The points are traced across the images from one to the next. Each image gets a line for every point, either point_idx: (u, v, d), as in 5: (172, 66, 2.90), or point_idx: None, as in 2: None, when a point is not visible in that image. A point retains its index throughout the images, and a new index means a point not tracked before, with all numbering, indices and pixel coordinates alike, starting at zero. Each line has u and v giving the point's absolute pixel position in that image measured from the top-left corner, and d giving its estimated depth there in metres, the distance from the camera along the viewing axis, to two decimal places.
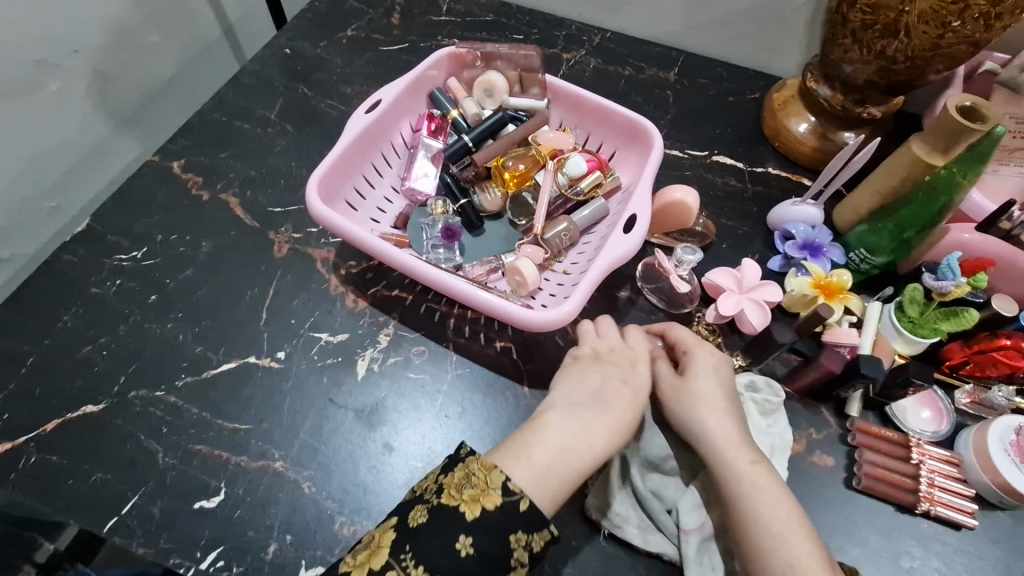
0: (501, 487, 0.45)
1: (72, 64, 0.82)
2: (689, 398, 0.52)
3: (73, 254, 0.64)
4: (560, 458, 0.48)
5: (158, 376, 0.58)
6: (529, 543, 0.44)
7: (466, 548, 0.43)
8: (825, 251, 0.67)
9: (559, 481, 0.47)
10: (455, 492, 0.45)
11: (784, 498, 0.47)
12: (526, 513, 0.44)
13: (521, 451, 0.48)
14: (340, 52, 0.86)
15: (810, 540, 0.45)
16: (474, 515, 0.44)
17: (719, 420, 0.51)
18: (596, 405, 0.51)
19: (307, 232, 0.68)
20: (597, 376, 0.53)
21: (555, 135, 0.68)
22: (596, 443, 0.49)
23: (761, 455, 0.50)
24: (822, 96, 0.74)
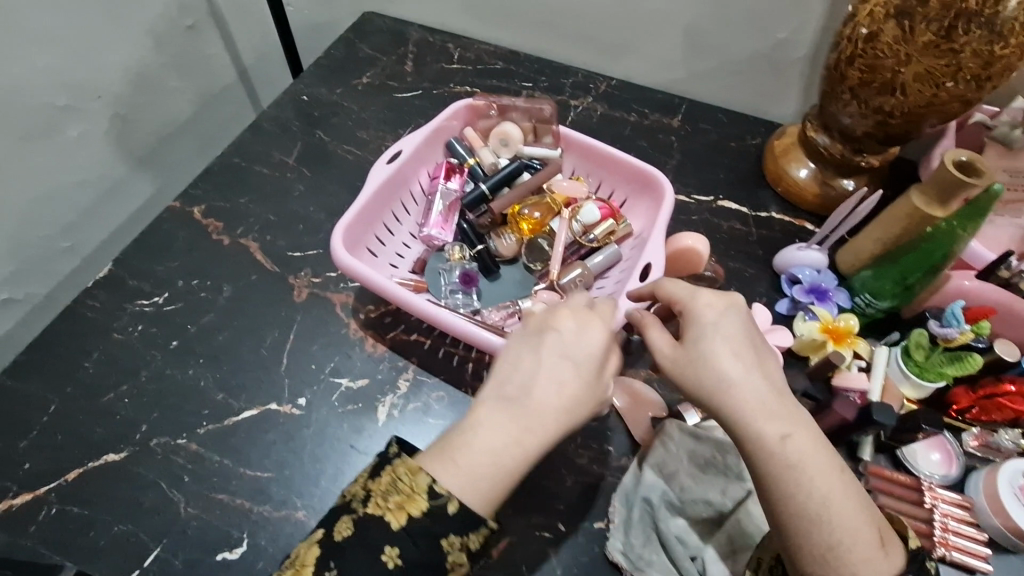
0: (425, 493, 0.42)
1: (94, 109, 0.84)
2: (705, 371, 0.45)
3: (96, 299, 0.65)
4: (489, 457, 0.43)
5: (180, 423, 0.58)
6: (463, 544, 0.42)
7: (392, 561, 0.41)
8: (831, 295, 0.69)
9: (491, 482, 0.43)
10: (381, 501, 0.43)
11: (830, 480, 0.42)
12: (456, 516, 0.42)
13: (446, 458, 0.43)
14: (355, 98, 0.89)
15: (855, 520, 0.41)
16: (399, 525, 0.42)
17: (745, 396, 0.44)
18: (527, 392, 0.45)
19: (326, 276, 0.70)
20: (536, 358, 0.46)
21: (569, 184, 0.70)
22: (530, 442, 0.43)
23: (800, 429, 0.43)
24: (822, 145, 0.77)
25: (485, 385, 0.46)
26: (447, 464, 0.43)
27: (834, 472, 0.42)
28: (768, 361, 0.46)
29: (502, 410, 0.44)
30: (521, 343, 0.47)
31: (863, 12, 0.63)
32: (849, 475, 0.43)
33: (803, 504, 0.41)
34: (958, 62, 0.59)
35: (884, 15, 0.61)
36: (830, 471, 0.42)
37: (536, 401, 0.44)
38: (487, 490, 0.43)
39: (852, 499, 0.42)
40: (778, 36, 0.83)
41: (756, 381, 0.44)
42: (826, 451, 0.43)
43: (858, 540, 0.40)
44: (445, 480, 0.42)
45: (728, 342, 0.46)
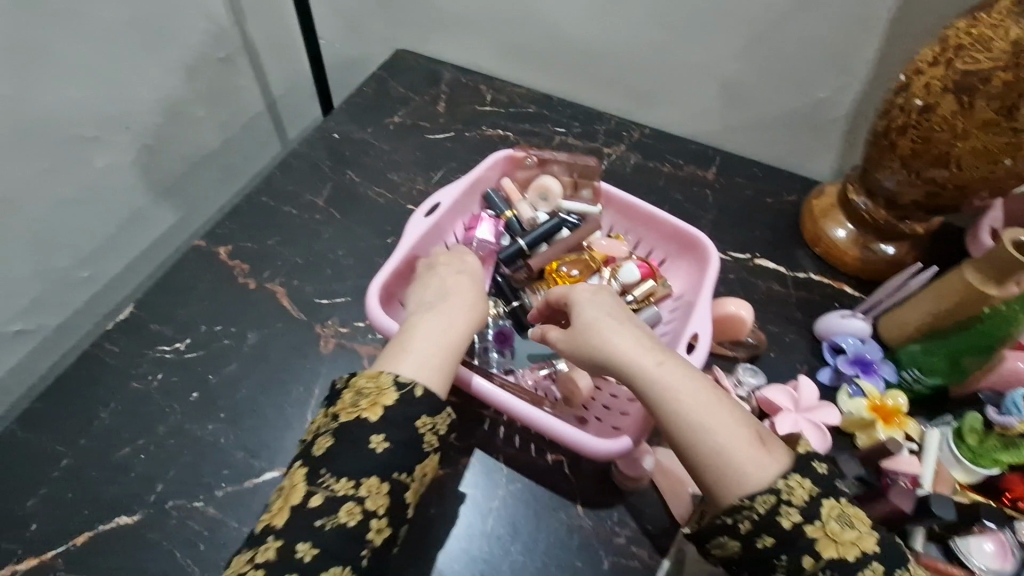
0: (393, 386, 0.48)
1: (122, 140, 0.82)
2: (589, 334, 0.53)
3: (115, 344, 0.63)
4: (438, 341, 0.51)
5: (198, 484, 0.55)
6: (434, 426, 0.48)
7: (380, 445, 0.46)
8: (876, 368, 0.67)
9: (439, 367, 0.50)
10: (352, 408, 0.47)
11: (702, 394, 0.48)
12: (423, 399, 0.48)
13: (395, 352, 0.51)
14: (387, 137, 0.87)
15: (735, 429, 0.47)
16: (377, 416, 0.46)
17: (624, 336, 0.52)
18: (447, 299, 0.56)
19: (354, 326, 0.67)
20: (438, 278, 0.58)
21: (609, 243, 0.69)
22: (461, 323, 0.54)
23: (672, 358, 0.51)
24: (863, 209, 0.76)
25: (410, 306, 0.57)
26: (399, 359, 0.50)
27: (706, 392, 0.49)
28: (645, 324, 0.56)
29: (428, 316, 0.54)
30: (438, 268, 0.60)
31: (918, 83, 0.61)
32: (721, 392, 0.50)
33: (689, 418, 0.47)
34: (1018, 140, 0.58)
35: (941, 88, 0.60)
36: (702, 391, 0.49)
37: (452, 303, 0.55)
38: (439, 375, 0.50)
39: (727, 409, 0.48)
40: (818, 94, 0.82)
41: (632, 328, 0.53)
42: (697, 374, 0.50)
43: (740, 442, 0.46)
44: (408, 373, 0.49)
45: (604, 301, 0.55)
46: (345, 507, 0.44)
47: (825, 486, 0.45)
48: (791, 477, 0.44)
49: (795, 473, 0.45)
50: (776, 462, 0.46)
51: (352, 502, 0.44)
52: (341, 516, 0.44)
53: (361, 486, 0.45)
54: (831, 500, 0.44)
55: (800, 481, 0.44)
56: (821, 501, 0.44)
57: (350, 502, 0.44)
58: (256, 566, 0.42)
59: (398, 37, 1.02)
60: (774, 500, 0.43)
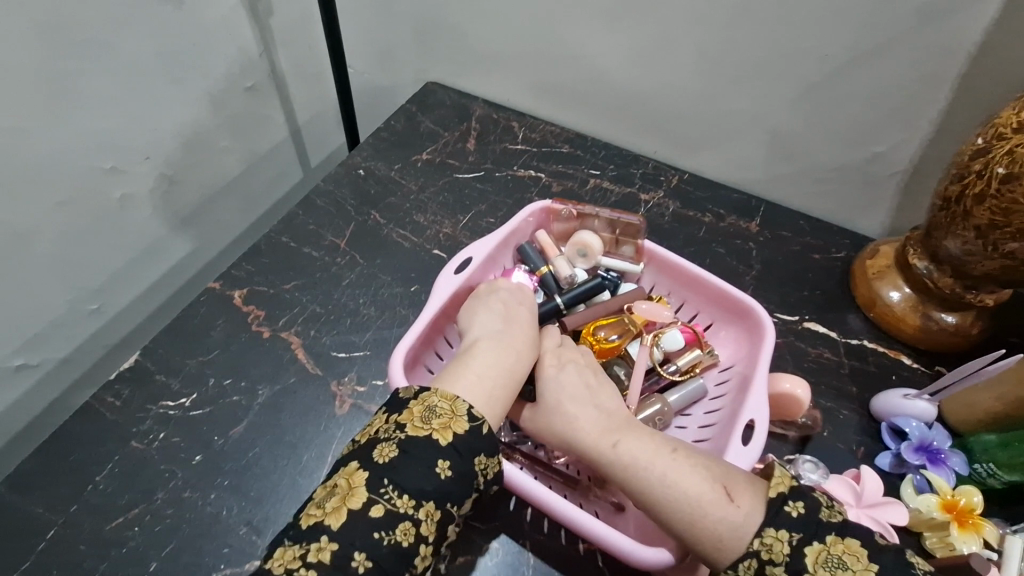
0: (465, 415, 0.47)
1: (142, 171, 0.80)
2: (551, 418, 0.52)
3: (117, 396, 0.59)
4: (503, 371, 0.51)
5: (194, 564, 0.50)
6: (494, 465, 0.47)
7: (445, 471, 0.45)
8: (945, 458, 0.60)
9: (501, 398, 0.50)
10: (421, 424, 0.46)
11: (661, 463, 0.47)
12: (489, 436, 0.47)
13: (454, 377, 0.50)
14: (415, 175, 0.84)
15: (699, 488, 0.45)
16: (447, 441, 0.45)
17: (579, 417, 0.51)
18: (509, 322, 0.56)
19: (372, 384, 0.62)
20: (500, 302, 0.57)
21: (650, 306, 0.62)
22: (525, 353, 0.54)
23: (627, 431, 0.50)
24: (925, 275, 0.70)
25: (469, 330, 0.56)
26: (466, 384, 0.49)
27: (666, 458, 0.47)
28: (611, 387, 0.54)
29: (490, 342, 0.53)
30: (499, 288, 0.58)
31: (1000, 150, 0.56)
32: (684, 450, 0.48)
33: (654, 495, 0.46)
34: None
35: None
36: (661, 457, 0.47)
37: (514, 335, 0.55)
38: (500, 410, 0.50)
39: (691, 470, 0.46)
40: (875, 149, 0.77)
41: (590, 401, 0.52)
42: (655, 440, 0.49)
43: (707, 504, 0.44)
44: (479, 407, 0.48)
45: (559, 375, 0.54)
46: (401, 526, 0.43)
47: (804, 532, 0.42)
48: (767, 534, 0.42)
49: (769, 527, 0.43)
50: (749, 514, 0.43)
51: (409, 522, 0.43)
52: (396, 533, 0.42)
53: (421, 507, 0.43)
54: (816, 545, 0.42)
55: (777, 535, 0.42)
56: (803, 550, 0.42)
57: (408, 522, 0.43)
58: (306, 565, 0.40)
59: (430, 69, 0.99)
60: (754, 563, 0.42)
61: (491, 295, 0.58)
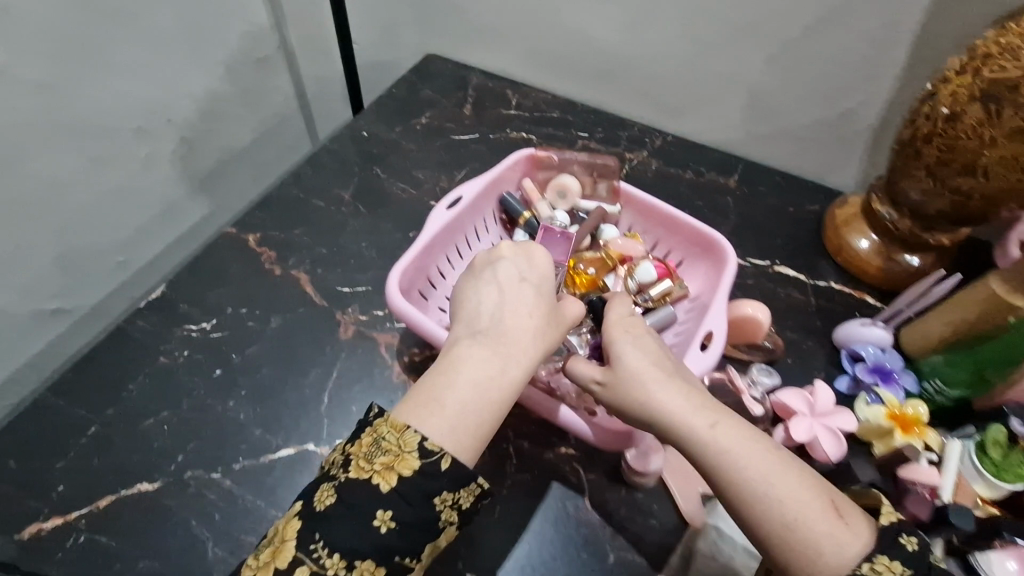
0: (416, 451, 0.45)
1: (164, 131, 0.87)
2: (630, 389, 0.51)
3: (145, 321, 0.66)
4: (478, 395, 0.48)
5: (216, 457, 0.57)
6: (455, 501, 0.45)
7: (385, 522, 0.43)
8: (897, 377, 0.66)
9: (469, 429, 0.47)
10: (364, 465, 0.45)
11: (765, 459, 0.45)
12: (448, 471, 0.45)
13: (428, 403, 0.47)
14: (413, 137, 0.90)
15: (804, 494, 0.43)
16: (389, 486, 0.44)
17: (665, 397, 0.49)
18: (500, 331, 0.52)
19: (373, 314, 0.69)
20: (496, 303, 0.54)
21: (624, 242, 0.68)
22: (511, 370, 0.50)
23: (724, 416, 0.48)
24: (887, 219, 0.74)
25: (460, 328, 0.54)
26: (429, 415, 0.47)
27: (769, 456, 0.45)
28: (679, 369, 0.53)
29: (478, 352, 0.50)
30: (498, 285, 0.56)
31: (944, 91, 0.61)
32: (784, 452, 0.46)
33: (749, 488, 0.44)
34: None
35: (968, 95, 0.59)
36: (761, 453, 0.45)
37: (505, 333, 0.52)
38: (469, 442, 0.47)
39: (796, 475, 0.44)
40: (845, 105, 0.82)
41: (673, 384, 0.50)
42: (753, 433, 0.47)
43: (812, 514, 0.42)
44: (436, 438, 0.46)
45: (638, 347, 0.53)
46: None
47: (918, 568, 0.40)
48: (879, 560, 0.40)
49: (881, 554, 0.40)
50: (857, 536, 0.41)
51: None
52: None
53: (354, 567, 0.42)
54: None
55: (890, 565, 0.40)
56: None
57: None
58: None
59: (430, 42, 1.05)
60: None
61: (486, 289, 0.55)
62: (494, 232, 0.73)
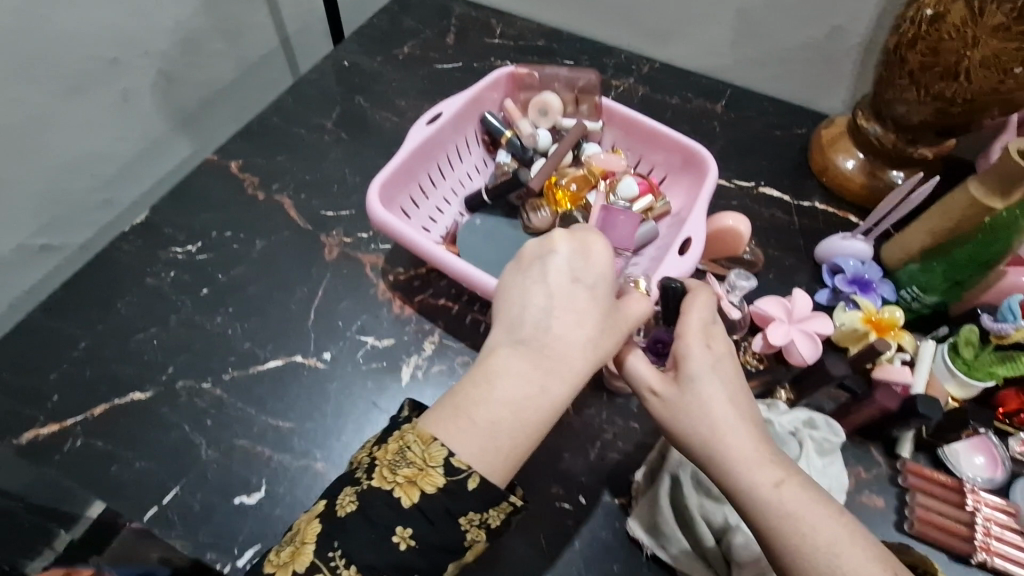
0: (441, 466, 0.41)
1: (141, 63, 0.86)
2: (692, 416, 0.45)
3: (131, 245, 0.66)
4: (515, 411, 0.43)
5: (206, 368, 0.59)
6: (482, 521, 0.42)
7: (405, 541, 0.40)
8: (875, 287, 0.66)
9: (504, 445, 0.42)
10: (388, 475, 0.41)
11: (831, 529, 0.42)
12: (476, 492, 0.41)
13: (456, 414, 0.43)
14: (396, 67, 0.89)
15: (869, 573, 0.40)
16: (412, 501, 0.41)
17: (729, 435, 0.45)
18: (547, 336, 0.45)
19: (357, 237, 0.69)
20: (544, 300, 0.47)
21: (606, 157, 0.69)
22: (553, 388, 0.44)
23: (791, 473, 0.44)
24: (872, 135, 0.74)
25: (500, 327, 0.47)
26: (463, 428, 0.42)
27: (834, 522, 0.42)
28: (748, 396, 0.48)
29: (526, 364, 0.44)
30: (551, 276, 0.47)
31: None
32: (851, 520, 0.43)
33: (804, 551, 0.41)
34: None
35: None
36: (827, 516, 0.42)
37: (552, 341, 0.45)
38: (501, 463, 0.42)
39: (863, 551, 0.41)
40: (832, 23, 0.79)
41: (740, 419, 0.46)
42: (821, 497, 0.43)
43: None
44: (464, 454, 0.41)
45: (713, 368, 0.47)
46: None
47: None
48: None
49: None
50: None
51: None
52: None
53: None
54: None
55: None
56: None
57: None
58: None
59: None
60: None
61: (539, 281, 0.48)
62: (477, 154, 0.73)
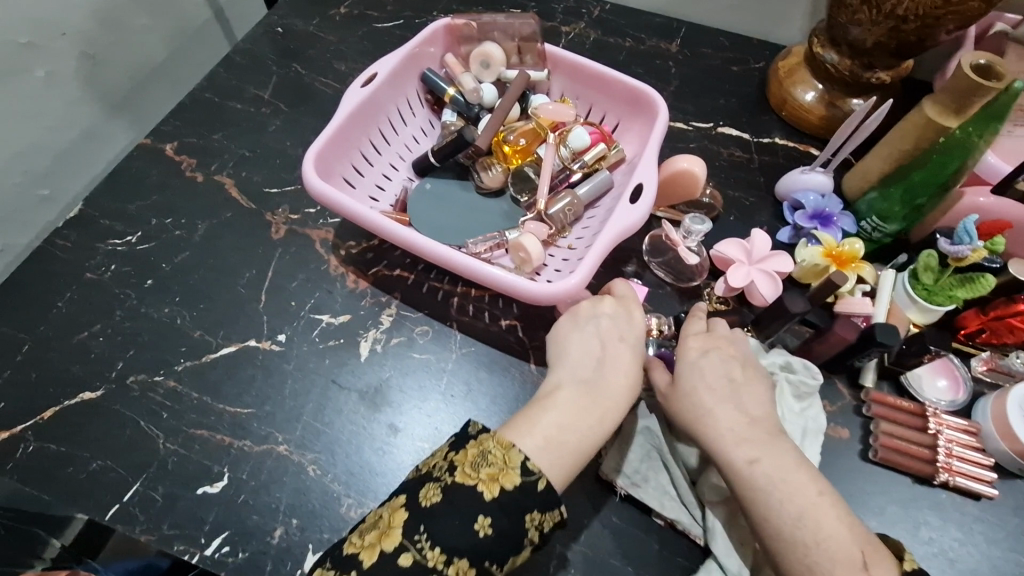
0: (519, 467, 0.43)
1: (60, 46, 0.80)
2: (684, 404, 0.50)
3: (67, 240, 0.64)
4: (570, 430, 0.47)
5: (157, 360, 0.57)
6: (541, 523, 0.43)
7: (484, 528, 0.41)
8: (835, 220, 0.65)
9: (568, 462, 0.46)
10: (471, 471, 0.43)
11: (801, 497, 0.44)
12: (543, 493, 0.43)
13: (526, 423, 0.47)
14: (333, 29, 0.84)
15: (837, 542, 0.43)
16: (493, 495, 0.42)
17: (717, 418, 0.49)
18: (601, 373, 0.50)
19: (305, 212, 0.67)
20: (596, 340, 0.52)
21: (554, 107, 0.66)
22: (611, 409, 0.48)
23: (769, 451, 0.47)
24: (829, 62, 0.71)
25: (559, 367, 0.52)
26: (529, 436, 0.46)
27: (810, 494, 0.45)
28: (756, 387, 0.51)
29: (580, 395, 0.49)
30: (604, 313, 0.53)
31: None
32: (829, 495, 0.45)
33: (774, 521, 0.44)
34: None
35: None
36: (803, 488, 0.45)
37: (607, 386, 0.49)
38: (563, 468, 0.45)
39: (834, 522, 0.44)
40: None
41: (735, 403, 0.50)
42: (800, 473, 0.46)
43: (840, 558, 0.42)
44: (536, 457, 0.45)
45: (704, 362, 0.52)
46: None
47: None
48: None
49: None
50: None
51: None
52: None
53: (451, 563, 0.41)
54: None
55: None
56: None
57: None
58: None
59: None
60: None
61: (591, 321, 0.53)
62: (421, 115, 0.70)
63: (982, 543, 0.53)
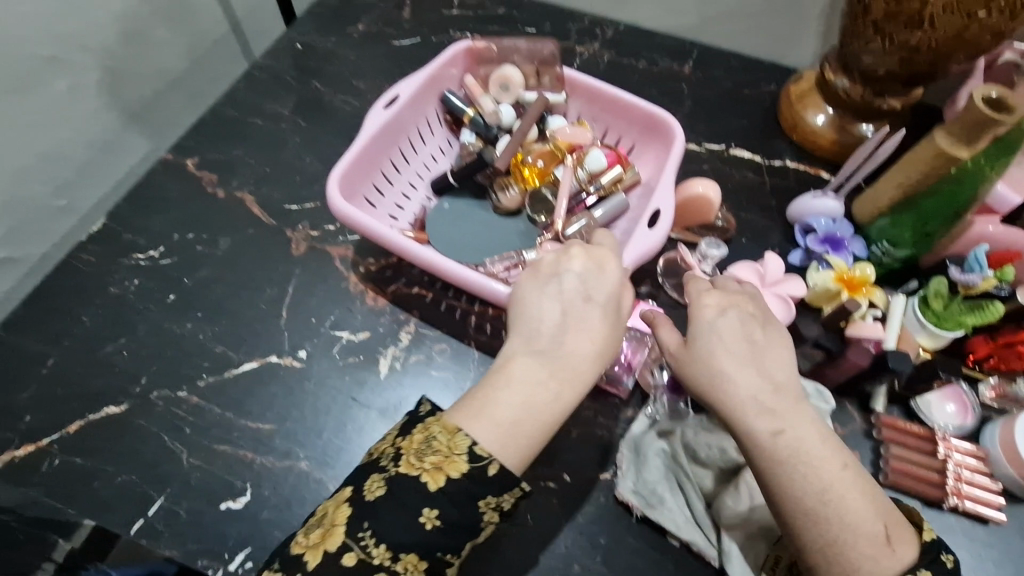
0: (466, 454, 0.41)
1: (81, 60, 0.81)
2: (699, 366, 0.47)
3: (90, 254, 0.65)
4: (527, 409, 0.43)
5: (180, 376, 0.58)
6: (498, 505, 0.42)
7: (431, 522, 0.40)
8: (846, 244, 0.67)
9: (524, 440, 0.43)
10: (415, 460, 0.41)
11: (828, 470, 0.43)
12: (496, 478, 0.41)
13: (480, 407, 0.43)
14: (351, 46, 0.85)
15: (863, 520, 0.41)
16: (438, 485, 0.40)
17: (735, 384, 0.45)
18: (564, 340, 0.46)
19: (324, 229, 0.68)
20: (553, 303, 0.48)
21: (573, 130, 0.68)
22: (579, 374, 0.45)
23: (792, 420, 0.44)
24: (840, 88, 0.72)
25: (517, 333, 0.48)
26: (483, 420, 0.43)
27: (834, 468, 0.43)
28: (777, 350, 0.48)
29: (540, 366, 0.45)
30: (573, 272, 0.49)
31: None
32: (852, 468, 0.43)
33: (794, 495, 0.42)
34: None
35: None
36: (830, 462, 0.43)
37: (566, 357, 0.46)
38: (519, 450, 0.43)
39: (860, 497, 0.42)
40: None
41: (755, 367, 0.46)
42: (824, 445, 0.44)
43: (862, 536, 0.41)
44: (486, 441, 0.42)
45: (721, 324, 0.48)
46: None
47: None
48: None
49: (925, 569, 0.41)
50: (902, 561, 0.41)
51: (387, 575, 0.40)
52: None
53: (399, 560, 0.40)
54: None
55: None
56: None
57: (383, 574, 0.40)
58: None
59: None
60: None
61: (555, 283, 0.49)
62: (441, 135, 0.71)
63: (991, 568, 0.54)
